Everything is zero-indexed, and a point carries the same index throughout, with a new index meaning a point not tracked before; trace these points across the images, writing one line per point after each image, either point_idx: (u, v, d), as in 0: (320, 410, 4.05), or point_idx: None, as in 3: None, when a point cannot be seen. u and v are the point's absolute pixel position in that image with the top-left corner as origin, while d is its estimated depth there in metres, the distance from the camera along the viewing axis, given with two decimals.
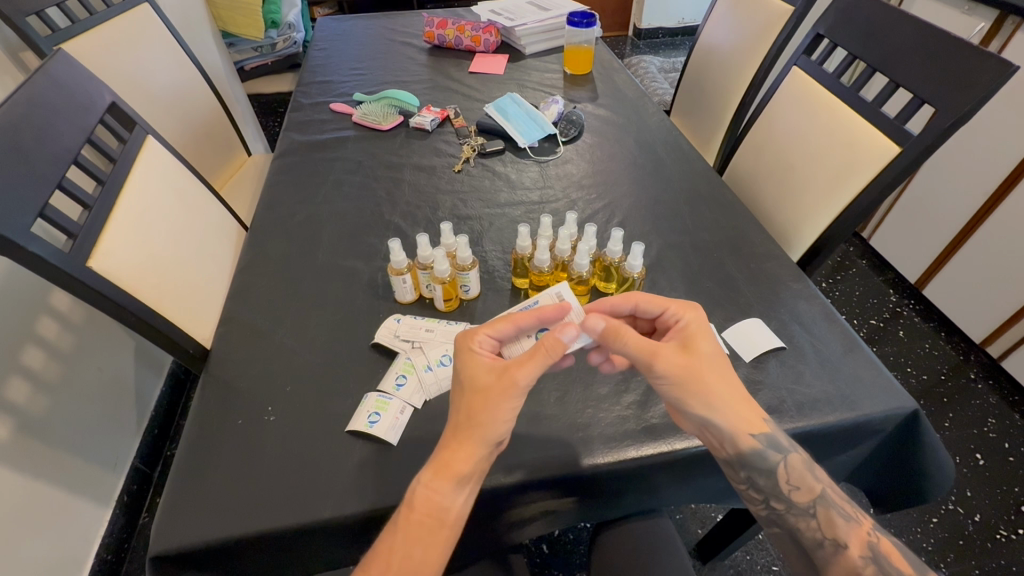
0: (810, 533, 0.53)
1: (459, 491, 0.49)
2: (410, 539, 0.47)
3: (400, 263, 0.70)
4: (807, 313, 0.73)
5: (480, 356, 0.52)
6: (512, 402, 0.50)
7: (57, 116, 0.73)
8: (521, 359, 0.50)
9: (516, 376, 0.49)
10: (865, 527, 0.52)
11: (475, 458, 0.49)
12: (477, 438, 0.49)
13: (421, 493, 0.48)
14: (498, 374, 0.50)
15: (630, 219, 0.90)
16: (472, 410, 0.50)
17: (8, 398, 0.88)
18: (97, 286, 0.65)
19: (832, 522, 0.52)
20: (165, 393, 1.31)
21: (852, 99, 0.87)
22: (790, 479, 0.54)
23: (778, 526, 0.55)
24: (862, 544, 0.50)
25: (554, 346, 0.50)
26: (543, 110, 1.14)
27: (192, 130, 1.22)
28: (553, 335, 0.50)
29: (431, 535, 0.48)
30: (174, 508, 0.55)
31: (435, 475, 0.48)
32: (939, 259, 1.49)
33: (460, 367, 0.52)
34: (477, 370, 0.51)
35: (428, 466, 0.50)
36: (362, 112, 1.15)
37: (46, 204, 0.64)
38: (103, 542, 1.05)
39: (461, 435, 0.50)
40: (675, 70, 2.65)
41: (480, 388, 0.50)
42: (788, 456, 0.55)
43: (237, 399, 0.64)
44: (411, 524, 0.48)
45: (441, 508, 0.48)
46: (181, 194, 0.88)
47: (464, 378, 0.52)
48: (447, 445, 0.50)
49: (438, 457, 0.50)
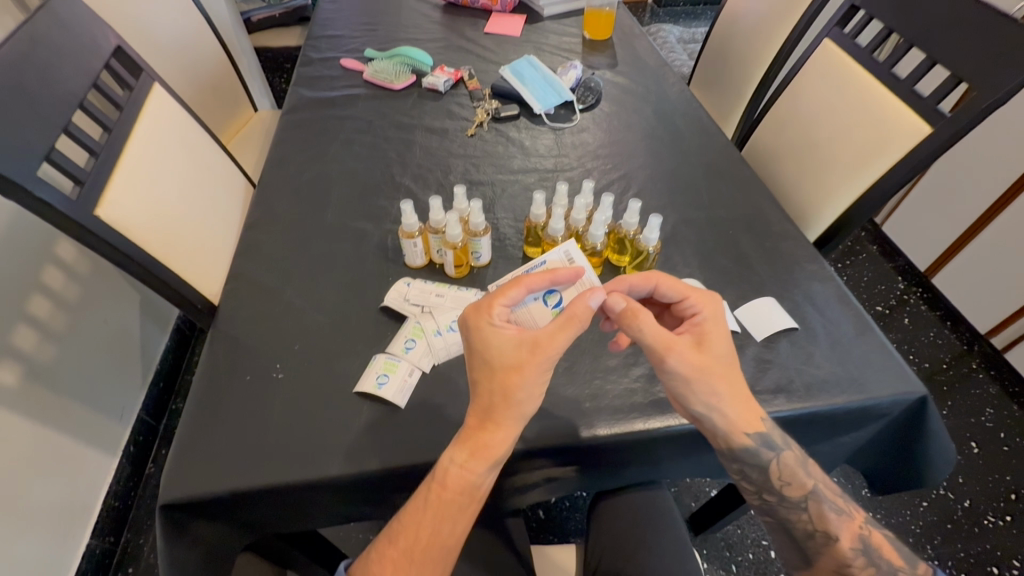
0: (801, 526, 0.54)
1: (490, 471, 0.50)
2: (439, 516, 0.49)
3: (411, 226, 0.69)
4: (820, 294, 0.72)
5: (504, 331, 0.51)
6: (545, 374, 0.50)
7: (62, 58, 0.70)
8: (550, 330, 0.50)
9: (547, 348, 0.49)
10: (857, 521, 0.53)
11: (512, 439, 0.50)
12: (516, 418, 0.50)
13: (456, 472, 0.49)
14: (527, 348, 0.50)
15: (646, 191, 0.88)
16: (497, 383, 0.50)
17: (13, 345, 0.89)
18: (104, 235, 0.64)
19: (824, 516, 0.54)
20: (170, 348, 1.32)
21: (885, 77, 0.84)
22: (783, 474, 0.55)
23: (770, 515, 0.57)
24: (853, 537, 0.52)
25: (584, 314, 0.50)
26: (561, 75, 1.10)
27: (200, 82, 1.18)
28: (582, 301, 0.51)
29: (461, 511, 0.50)
30: (183, 458, 0.55)
31: (471, 456, 0.49)
32: (952, 248, 1.47)
33: (482, 342, 0.51)
34: (506, 345, 0.50)
35: (461, 444, 0.50)
36: (373, 69, 1.11)
37: (52, 148, 0.63)
38: (111, 489, 1.08)
39: (497, 417, 0.49)
40: (696, 41, 2.56)
41: (513, 364, 0.49)
42: (781, 454, 0.55)
43: (245, 355, 0.64)
44: (442, 502, 0.49)
45: (474, 486, 0.49)
46: (189, 145, 0.86)
47: (492, 356, 0.50)
48: (483, 426, 0.50)
49: (472, 436, 0.50)
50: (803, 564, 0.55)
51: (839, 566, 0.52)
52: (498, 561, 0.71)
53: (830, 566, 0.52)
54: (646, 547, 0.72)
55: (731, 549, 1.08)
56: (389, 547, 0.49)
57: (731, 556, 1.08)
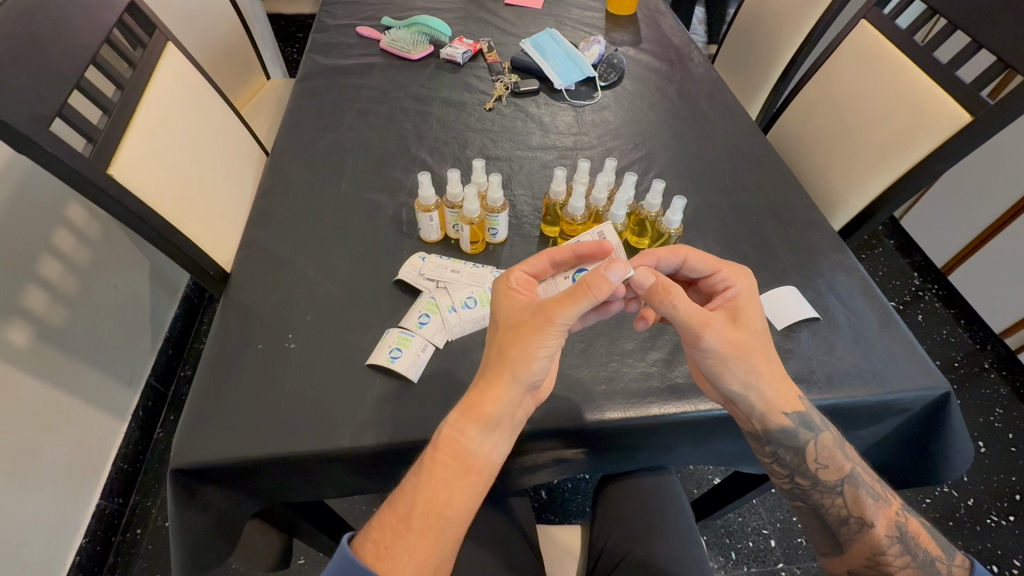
0: (834, 510, 0.54)
1: (485, 436, 0.49)
2: (438, 482, 0.48)
3: (428, 199, 0.68)
4: (844, 285, 0.70)
5: (516, 296, 0.51)
6: (554, 342, 0.48)
7: (75, 12, 0.68)
8: (560, 298, 0.47)
9: (559, 316, 0.47)
10: (894, 507, 0.53)
11: (506, 401, 0.48)
12: (510, 378, 0.48)
13: (449, 435, 0.49)
14: (534, 311, 0.48)
15: (668, 172, 0.86)
16: (504, 346, 0.49)
17: (25, 306, 0.89)
18: (117, 196, 0.63)
19: (860, 501, 0.53)
20: (180, 316, 1.32)
21: (926, 62, 0.81)
22: (820, 457, 0.54)
23: (801, 500, 0.56)
24: (889, 524, 0.52)
25: (600, 285, 0.46)
26: (583, 50, 1.06)
27: (212, 47, 1.15)
28: (599, 273, 0.47)
29: (457, 479, 0.48)
30: (194, 424, 0.55)
31: (462, 417, 0.49)
32: (973, 245, 1.43)
33: (497, 309, 0.51)
34: (515, 309, 0.50)
35: (456, 408, 0.50)
36: (390, 38, 1.08)
37: (65, 104, 0.61)
38: (120, 452, 1.09)
39: (493, 379, 0.48)
40: (718, 23, 2.50)
41: (521, 329, 0.48)
42: (819, 434, 0.54)
43: (257, 324, 0.64)
44: (438, 468, 0.48)
45: (469, 452, 0.48)
46: (203, 109, 0.84)
47: (503, 322, 0.50)
48: (478, 387, 0.49)
49: (466, 398, 0.49)
50: (833, 550, 0.55)
51: (872, 553, 0.51)
52: (503, 539, 0.71)
53: (864, 553, 0.52)
54: (651, 532, 0.71)
55: (731, 536, 1.08)
56: (390, 514, 0.47)
57: (731, 543, 1.08)
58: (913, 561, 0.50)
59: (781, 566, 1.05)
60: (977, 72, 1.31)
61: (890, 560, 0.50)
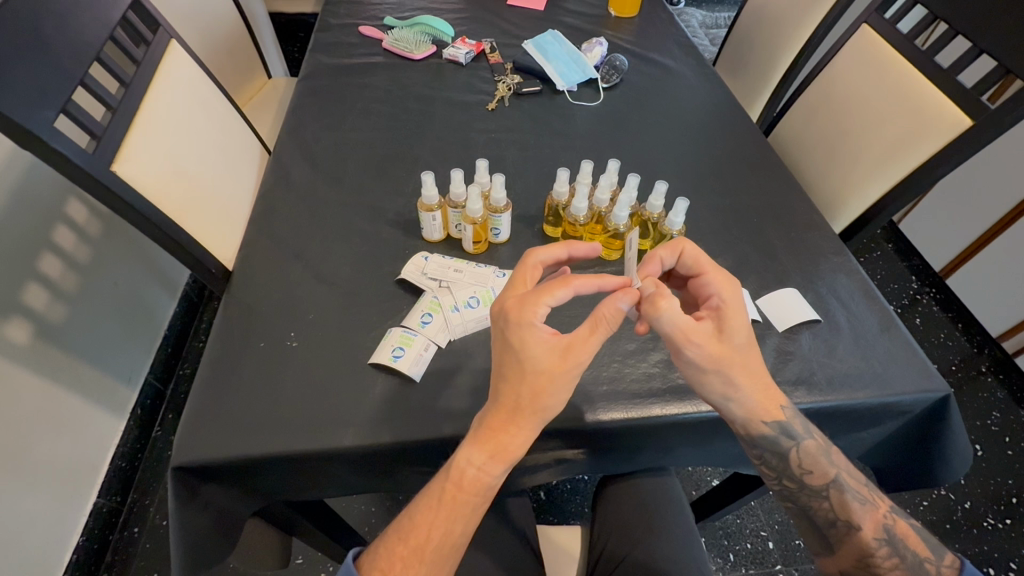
0: (822, 513, 0.54)
1: (506, 472, 0.49)
2: (452, 516, 0.48)
3: (431, 199, 0.68)
4: (845, 288, 0.70)
5: (542, 334, 0.47)
6: (574, 380, 0.47)
7: (80, 9, 0.68)
8: (581, 334, 0.47)
9: (581, 356, 0.46)
10: (881, 510, 0.53)
11: (529, 440, 0.49)
12: (535, 421, 0.48)
13: (474, 475, 0.48)
14: (560, 355, 0.46)
15: (669, 174, 0.87)
16: (535, 395, 0.47)
17: (24, 303, 0.88)
18: (121, 193, 0.63)
19: (846, 505, 0.53)
20: (180, 313, 1.31)
21: (927, 66, 0.81)
22: (803, 463, 0.54)
23: (790, 501, 0.56)
24: (876, 527, 0.52)
25: (613, 316, 0.47)
26: (585, 51, 1.06)
27: (214, 44, 1.15)
28: (611, 303, 0.47)
29: (474, 507, 0.49)
30: (195, 422, 0.55)
31: (491, 459, 0.47)
32: (973, 247, 1.43)
33: (517, 345, 0.47)
34: (541, 351, 0.46)
35: (476, 445, 0.48)
36: (393, 38, 1.08)
37: (69, 100, 0.61)
38: (117, 450, 1.08)
39: (515, 422, 0.48)
40: (717, 26, 2.51)
41: (545, 372, 0.46)
42: (802, 442, 0.54)
43: (259, 323, 0.64)
44: (458, 502, 0.48)
45: (489, 488, 0.49)
46: (205, 106, 0.84)
47: (527, 360, 0.47)
48: (499, 427, 0.48)
49: (487, 434, 0.48)
50: (824, 550, 0.55)
51: (861, 555, 0.51)
52: (502, 540, 0.71)
53: (853, 555, 0.52)
54: (652, 532, 0.71)
55: (730, 538, 1.09)
56: (399, 544, 0.47)
57: (729, 544, 1.08)
58: (901, 563, 0.50)
59: (780, 568, 1.05)
60: (978, 76, 1.32)
61: (879, 563, 0.51)
